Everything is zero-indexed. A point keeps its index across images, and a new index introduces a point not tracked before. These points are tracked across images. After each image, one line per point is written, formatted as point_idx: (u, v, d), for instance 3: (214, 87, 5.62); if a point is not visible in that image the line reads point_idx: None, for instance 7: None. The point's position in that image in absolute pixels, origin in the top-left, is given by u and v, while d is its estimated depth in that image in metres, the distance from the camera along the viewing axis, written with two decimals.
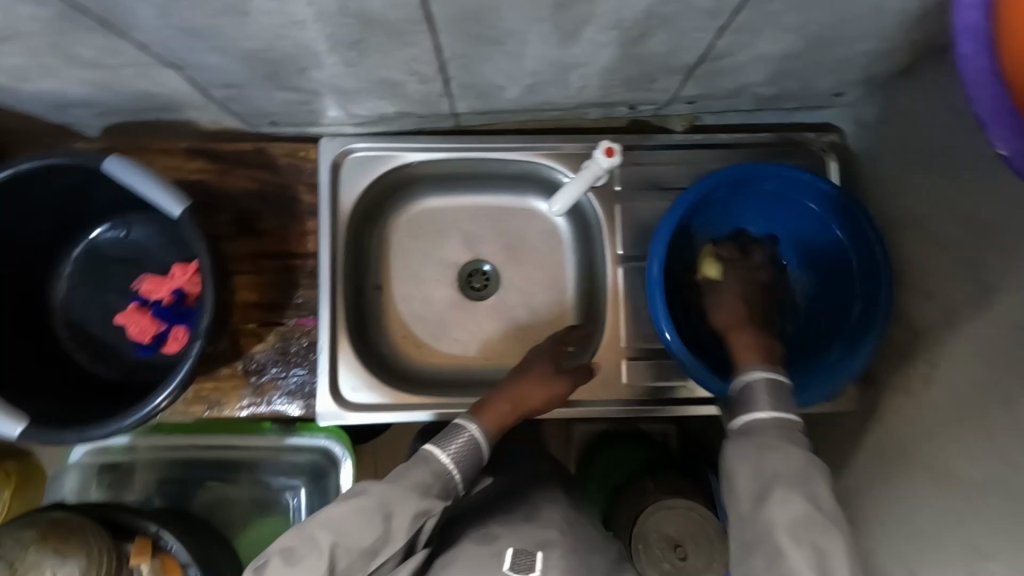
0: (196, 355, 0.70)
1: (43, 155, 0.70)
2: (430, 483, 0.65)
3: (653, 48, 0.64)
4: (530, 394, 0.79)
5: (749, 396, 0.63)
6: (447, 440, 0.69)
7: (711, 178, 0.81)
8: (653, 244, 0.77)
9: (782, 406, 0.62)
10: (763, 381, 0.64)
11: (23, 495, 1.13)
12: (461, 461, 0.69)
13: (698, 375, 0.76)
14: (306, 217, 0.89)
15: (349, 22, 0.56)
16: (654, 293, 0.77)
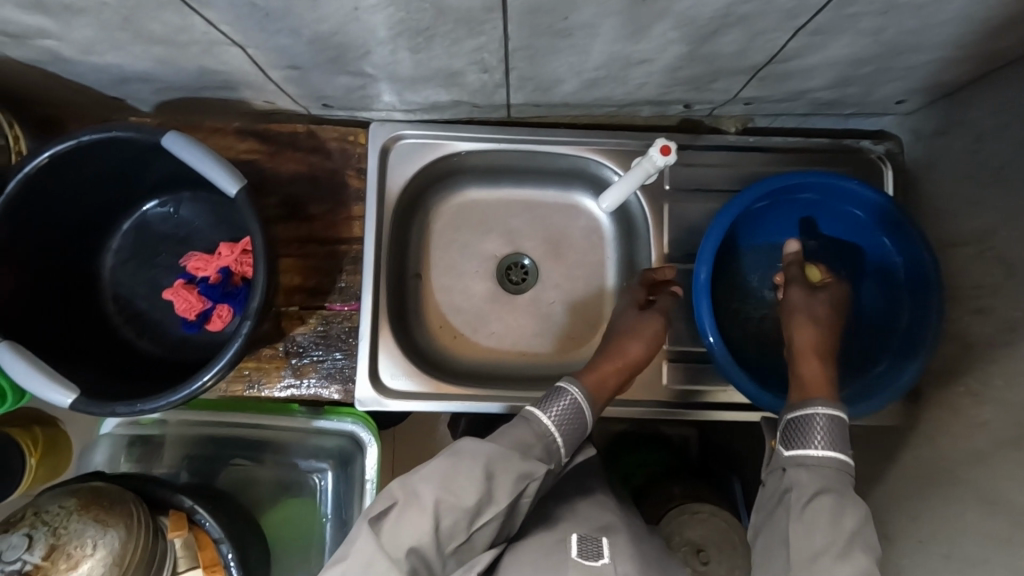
0: (245, 335, 0.70)
1: (104, 128, 0.70)
2: (533, 444, 0.66)
3: (724, 47, 0.63)
4: (626, 352, 0.81)
5: (807, 432, 0.65)
6: (549, 403, 0.71)
7: (748, 192, 0.75)
8: (702, 250, 0.75)
9: (839, 448, 0.63)
10: (823, 420, 0.64)
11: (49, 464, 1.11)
12: (562, 424, 0.70)
13: (736, 380, 0.74)
14: (352, 202, 0.89)
15: (423, 7, 0.55)
16: (700, 299, 0.75)
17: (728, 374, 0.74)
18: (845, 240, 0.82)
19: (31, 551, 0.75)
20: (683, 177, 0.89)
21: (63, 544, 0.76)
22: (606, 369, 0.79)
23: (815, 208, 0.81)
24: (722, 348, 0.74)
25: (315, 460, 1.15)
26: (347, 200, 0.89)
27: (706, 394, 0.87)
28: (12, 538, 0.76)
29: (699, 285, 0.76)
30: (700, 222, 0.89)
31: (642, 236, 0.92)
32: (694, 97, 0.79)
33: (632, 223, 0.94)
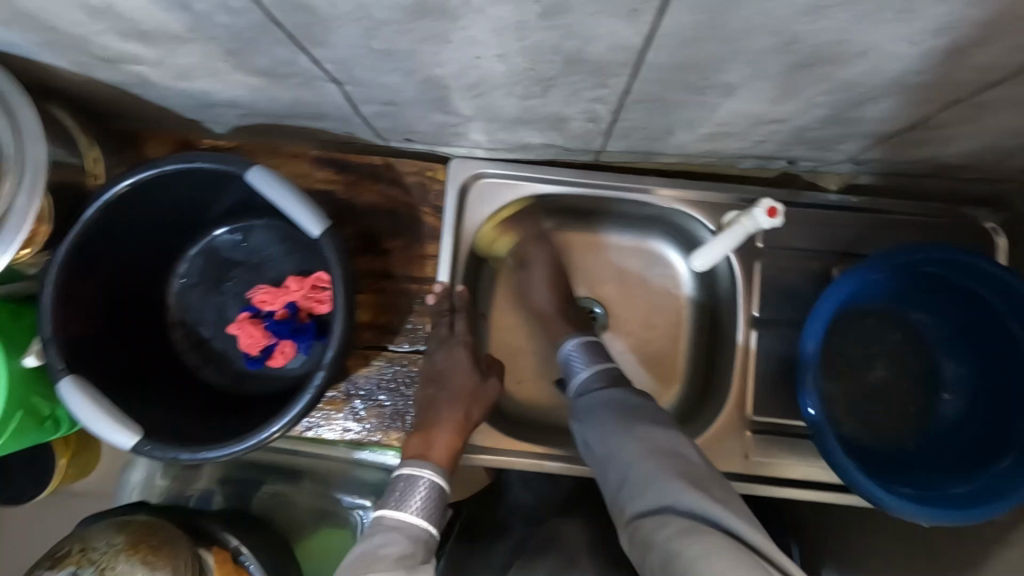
0: (319, 386, 0.66)
1: (189, 158, 0.67)
2: (411, 549, 0.59)
3: (867, 114, 0.57)
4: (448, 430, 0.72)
5: (568, 363, 0.74)
6: (405, 499, 0.63)
7: (864, 267, 0.69)
8: (811, 320, 0.69)
9: (597, 360, 0.73)
10: (579, 346, 0.75)
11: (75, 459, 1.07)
12: (427, 513, 0.63)
13: (841, 467, 0.67)
14: (427, 240, 0.85)
15: (554, 59, 0.51)
16: (804, 374, 0.69)
17: (833, 461, 0.68)
18: (959, 321, 0.76)
19: None
20: (781, 235, 0.83)
21: None
22: (443, 433, 0.70)
23: (933, 283, 0.75)
24: (827, 431, 0.68)
25: (357, 495, 1.09)
26: (420, 237, 0.85)
27: (797, 471, 0.80)
28: None
29: (807, 358, 0.69)
30: (794, 283, 0.82)
31: (727, 293, 0.85)
32: (805, 154, 0.73)
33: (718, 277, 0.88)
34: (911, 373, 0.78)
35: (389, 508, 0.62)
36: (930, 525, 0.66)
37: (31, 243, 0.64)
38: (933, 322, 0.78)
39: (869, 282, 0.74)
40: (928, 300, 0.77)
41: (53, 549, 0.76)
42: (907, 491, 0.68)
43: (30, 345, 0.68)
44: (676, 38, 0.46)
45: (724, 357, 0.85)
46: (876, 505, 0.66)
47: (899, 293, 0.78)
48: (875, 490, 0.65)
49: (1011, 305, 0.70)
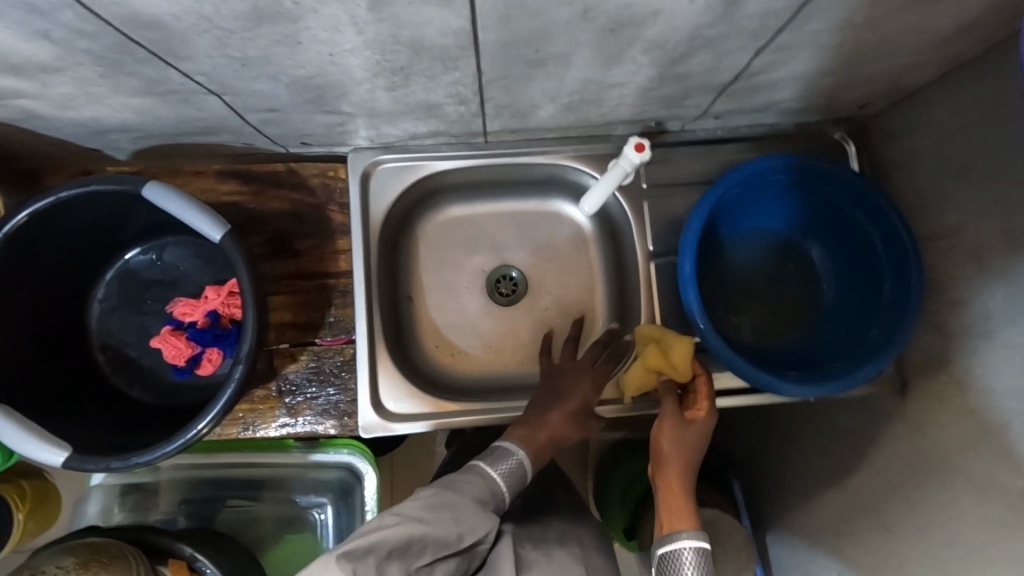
0: (239, 380, 0.70)
1: (84, 182, 0.70)
2: (476, 490, 0.69)
3: (693, 68, 0.65)
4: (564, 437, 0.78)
5: (674, 568, 0.64)
6: (497, 460, 0.73)
7: (723, 182, 0.78)
8: (684, 243, 0.77)
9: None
10: (691, 555, 0.64)
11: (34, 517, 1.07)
12: (508, 478, 0.72)
13: (726, 358, 0.74)
14: (338, 236, 0.89)
15: (399, 48, 0.56)
16: (687, 291, 0.76)
17: (720, 356, 0.75)
18: (821, 225, 0.86)
19: None
20: (663, 189, 0.90)
21: None
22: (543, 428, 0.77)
23: (792, 194, 0.84)
24: (713, 334, 0.75)
25: (311, 495, 1.13)
26: (332, 234, 0.89)
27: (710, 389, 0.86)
28: None
29: (687, 275, 0.77)
30: (681, 231, 0.90)
31: (628, 247, 0.92)
32: (666, 113, 0.81)
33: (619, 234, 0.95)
34: (790, 274, 0.86)
35: (481, 461, 0.73)
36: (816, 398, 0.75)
37: None
38: (800, 226, 0.87)
39: (737, 199, 0.83)
40: (795, 210, 0.86)
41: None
42: (795, 375, 0.77)
43: None
44: (496, 18, 0.52)
45: (631, 305, 0.92)
46: (771, 391, 0.75)
47: (767, 209, 0.86)
48: (763, 379, 0.73)
49: (856, 198, 0.79)
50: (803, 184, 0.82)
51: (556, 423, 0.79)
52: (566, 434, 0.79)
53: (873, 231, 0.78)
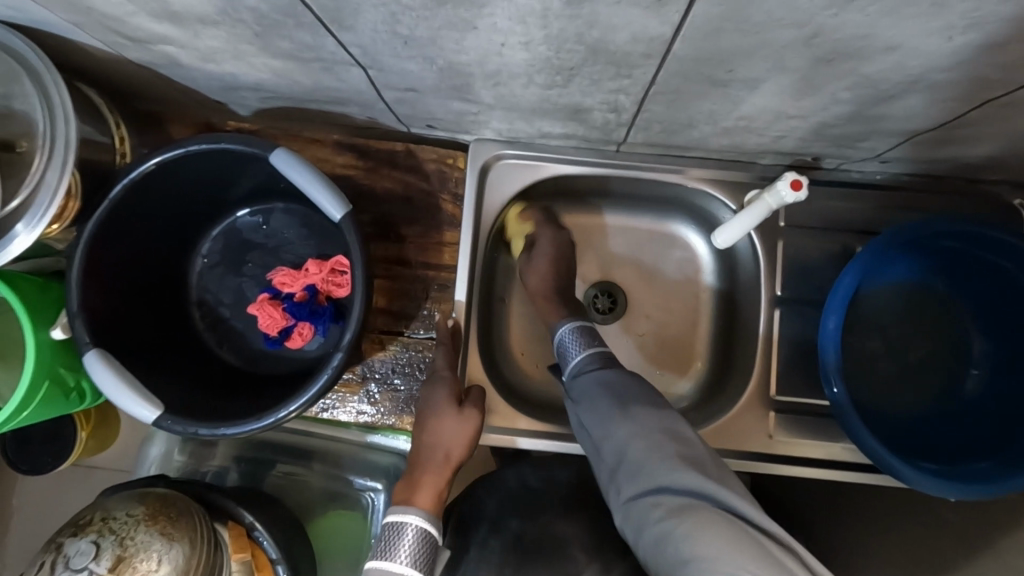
0: (335, 367, 0.67)
1: (214, 139, 0.68)
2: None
3: (895, 110, 0.57)
4: (450, 457, 0.72)
5: (563, 347, 0.72)
6: (393, 552, 0.63)
7: (884, 239, 0.69)
8: (831, 297, 0.70)
9: (589, 344, 0.70)
10: (570, 329, 0.72)
11: (96, 437, 1.10)
12: (417, 560, 0.63)
13: (855, 433, 0.67)
14: (445, 227, 0.85)
15: (577, 48, 0.50)
16: (826, 347, 0.70)
17: (850, 431, 0.68)
18: (984, 299, 0.75)
19: (98, 561, 0.72)
20: (801, 231, 0.82)
21: (129, 556, 0.73)
22: (425, 477, 0.70)
23: (964, 262, 0.74)
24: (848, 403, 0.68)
25: (365, 477, 1.09)
26: (439, 225, 0.85)
27: (820, 451, 0.80)
28: (80, 544, 0.73)
29: (827, 334, 0.69)
30: (815, 280, 0.81)
31: (749, 284, 0.85)
32: (830, 151, 0.73)
33: (738, 271, 0.87)
34: (942, 355, 0.76)
35: (377, 559, 0.63)
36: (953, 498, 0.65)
37: (59, 218, 0.66)
38: (967, 302, 0.76)
39: (890, 258, 0.74)
40: (955, 277, 0.76)
41: (75, 518, 0.78)
42: (931, 467, 0.68)
43: (58, 318, 0.70)
44: (704, 30, 0.45)
45: (744, 348, 0.85)
46: (900, 480, 0.66)
47: (926, 274, 0.77)
48: (895, 462, 0.65)
49: None
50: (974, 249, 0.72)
51: (433, 439, 0.73)
52: (447, 445, 0.72)
53: None
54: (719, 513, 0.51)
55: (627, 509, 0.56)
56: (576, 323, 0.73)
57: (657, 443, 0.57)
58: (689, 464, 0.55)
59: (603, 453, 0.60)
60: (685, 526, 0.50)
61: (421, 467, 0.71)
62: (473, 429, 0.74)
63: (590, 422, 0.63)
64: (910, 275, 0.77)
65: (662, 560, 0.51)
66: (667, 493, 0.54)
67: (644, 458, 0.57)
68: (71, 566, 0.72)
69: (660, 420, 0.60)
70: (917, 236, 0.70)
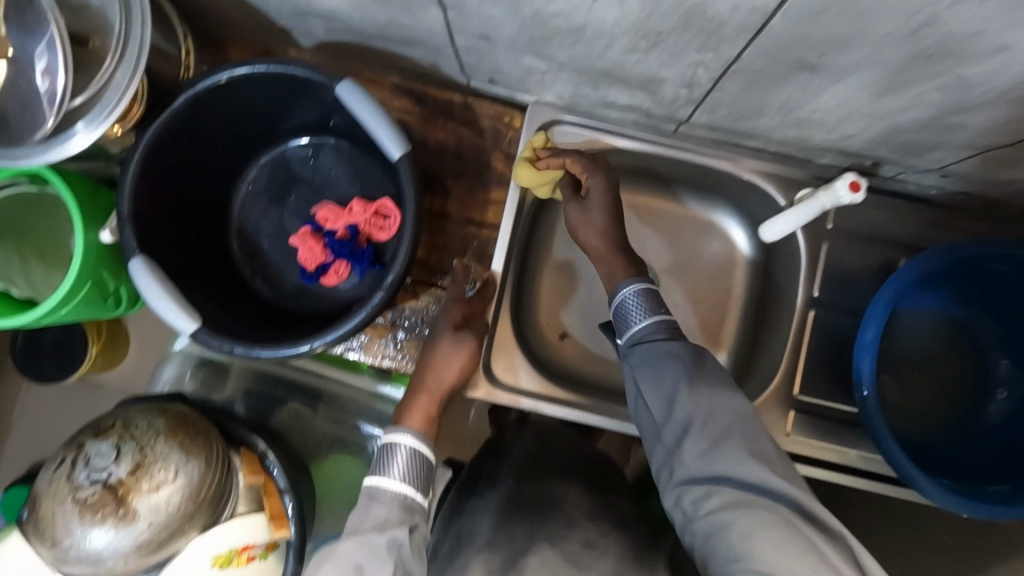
0: (374, 306, 0.67)
1: (281, 62, 0.67)
2: (390, 517, 0.60)
3: (979, 117, 0.56)
4: (443, 380, 0.72)
5: (626, 312, 0.66)
6: (387, 468, 0.63)
7: (938, 255, 0.69)
8: (872, 308, 0.69)
9: (658, 309, 0.64)
10: (635, 296, 0.65)
11: (106, 354, 1.12)
12: (408, 477, 0.63)
13: (880, 441, 0.68)
14: (493, 185, 0.85)
15: (672, 13, 0.50)
16: (861, 356, 0.70)
17: (877, 438, 0.68)
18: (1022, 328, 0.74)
19: (117, 464, 0.73)
20: (847, 236, 0.81)
21: (147, 463, 0.74)
22: (418, 398, 0.69)
23: (1010, 289, 0.73)
24: (877, 411, 0.68)
25: (374, 426, 1.08)
26: (486, 182, 0.85)
27: (834, 454, 0.80)
28: (101, 446, 0.74)
29: (864, 342, 0.70)
30: (853, 285, 0.81)
31: (786, 283, 0.85)
32: (893, 157, 0.72)
33: (775, 270, 0.87)
34: (969, 377, 0.76)
35: (372, 475, 0.63)
36: (967, 515, 0.66)
37: (121, 121, 0.67)
38: (1003, 328, 0.76)
39: (935, 276, 0.74)
40: (1000, 304, 0.75)
41: (96, 421, 0.79)
42: (948, 483, 0.69)
43: (105, 222, 0.70)
44: (807, 8, 0.45)
45: (772, 346, 0.85)
46: (916, 491, 0.67)
47: (966, 294, 0.77)
48: (913, 471, 0.66)
49: None
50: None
51: (430, 360, 0.73)
52: (440, 369, 0.72)
53: None
54: (788, 516, 0.49)
55: (680, 493, 0.54)
56: (644, 284, 0.66)
57: (726, 427, 0.54)
58: (757, 454, 0.53)
59: (663, 433, 0.57)
60: (747, 520, 0.49)
61: (413, 391, 0.70)
62: (466, 353, 0.74)
63: (649, 395, 0.59)
64: (950, 294, 0.77)
65: (715, 549, 0.50)
66: (728, 486, 0.52)
67: (710, 442, 0.54)
68: (91, 466, 0.73)
69: (729, 405, 0.56)
70: (971, 256, 0.69)
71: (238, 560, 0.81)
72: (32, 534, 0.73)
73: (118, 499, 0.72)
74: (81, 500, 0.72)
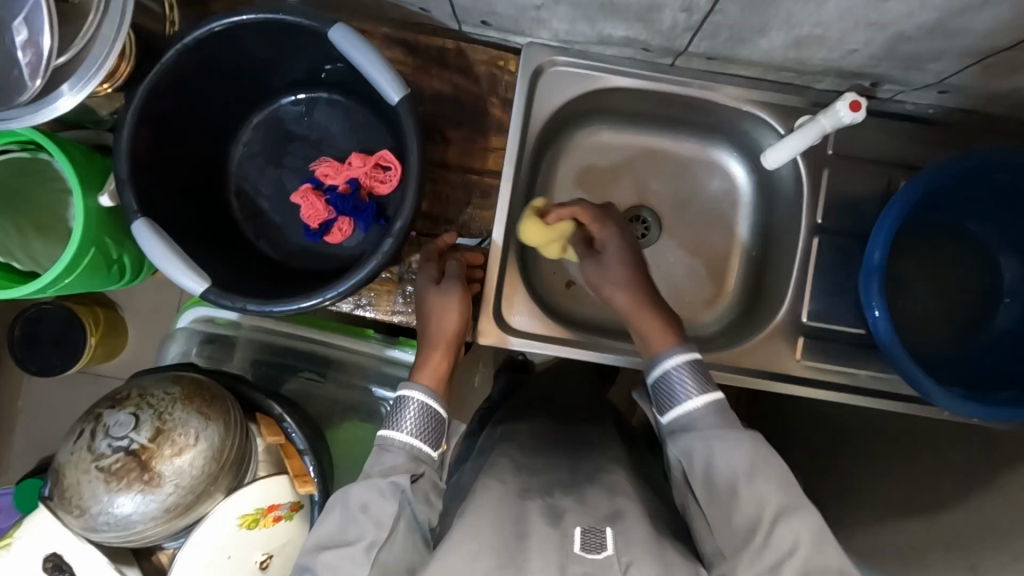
0: (385, 254, 0.67)
1: (271, 10, 0.65)
2: (397, 464, 0.62)
3: (983, 18, 0.56)
4: (444, 328, 0.73)
5: (670, 385, 0.63)
6: (398, 421, 0.65)
7: (942, 168, 0.69)
8: (878, 227, 0.70)
9: (705, 386, 0.62)
10: (681, 368, 0.63)
11: (105, 344, 1.10)
12: (417, 430, 0.65)
13: (895, 359, 0.70)
14: (492, 132, 0.84)
15: None
16: (869, 276, 0.70)
17: (890, 355, 0.70)
18: None
19: (138, 432, 0.73)
20: (847, 161, 0.82)
21: (168, 429, 0.74)
22: (428, 357, 0.71)
23: (1013, 197, 0.74)
24: (888, 330, 0.70)
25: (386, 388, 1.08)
26: (485, 129, 0.83)
27: (843, 377, 0.81)
28: (119, 415, 0.74)
29: (872, 263, 0.70)
30: (856, 209, 0.82)
31: (790, 212, 0.85)
32: (894, 73, 0.72)
33: (777, 202, 0.88)
34: (977, 287, 0.78)
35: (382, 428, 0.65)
36: (979, 420, 0.68)
37: (110, 78, 0.66)
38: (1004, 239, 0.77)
39: (938, 189, 0.74)
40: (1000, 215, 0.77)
41: (111, 393, 0.78)
42: (959, 391, 0.71)
43: (103, 187, 0.69)
44: None
45: (778, 277, 0.86)
46: (928, 400, 0.69)
47: (968, 208, 0.78)
48: (927, 384, 0.68)
49: None
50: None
51: (425, 316, 0.75)
52: (437, 323, 0.73)
53: None
54: None
55: None
56: (689, 356, 0.64)
57: (792, 540, 0.51)
58: (820, 567, 0.50)
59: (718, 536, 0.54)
60: None
61: (422, 352, 0.72)
62: (458, 298, 0.74)
63: (699, 483, 0.57)
64: (949, 209, 0.78)
65: None
66: None
67: (771, 559, 0.50)
68: (111, 435, 0.73)
69: (794, 517, 0.52)
70: (968, 171, 0.70)
71: (265, 520, 0.82)
72: (59, 506, 0.73)
73: (142, 464, 0.72)
74: (104, 468, 0.72)
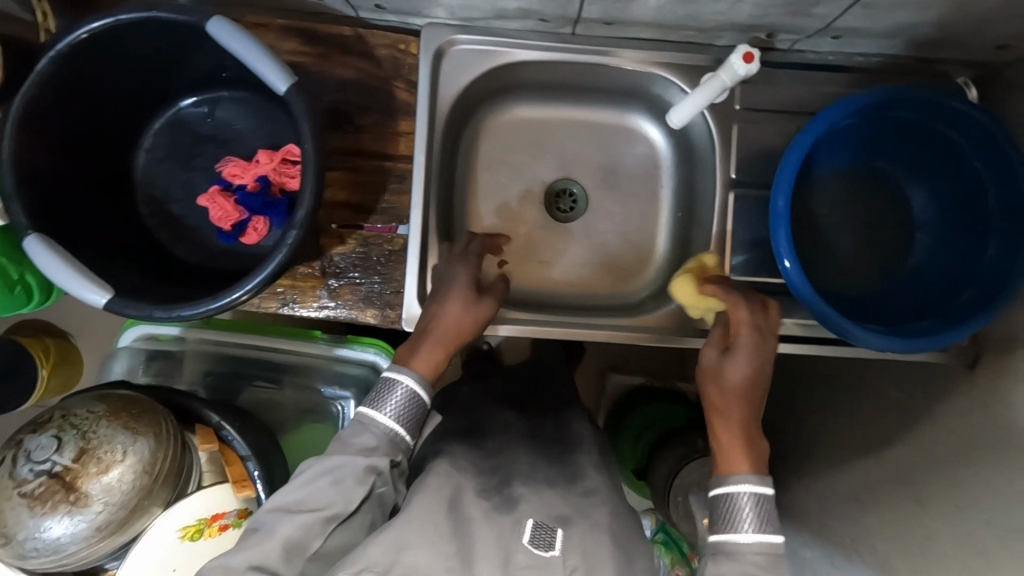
0: (290, 246, 0.65)
1: (145, 7, 0.64)
2: (376, 446, 0.61)
3: None
4: (461, 329, 0.70)
5: (732, 512, 0.57)
6: (383, 401, 0.63)
7: (838, 109, 0.69)
8: (780, 175, 0.71)
9: (766, 527, 0.56)
10: (750, 499, 0.57)
11: (59, 374, 1.07)
12: (400, 416, 0.63)
13: (813, 306, 0.70)
14: (401, 115, 0.83)
15: None
16: (776, 225, 0.71)
17: (805, 301, 0.70)
18: (932, 171, 0.77)
19: (61, 453, 0.71)
20: (755, 114, 0.82)
21: (93, 448, 0.72)
22: (429, 342, 0.67)
23: (912, 132, 0.75)
24: (800, 277, 0.70)
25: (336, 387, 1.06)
26: (394, 113, 0.83)
27: None
28: (40, 439, 0.72)
29: (777, 212, 0.71)
30: (768, 161, 0.83)
31: (708, 170, 0.86)
32: (784, 20, 0.73)
33: (695, 161, 0.88)
34: (891, 225, 0.79)
35: (365, 405, 0.63)
36: (899, 353, 0.69)
37: None
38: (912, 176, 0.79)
39: (840, 131, 0.75)
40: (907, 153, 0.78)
41: (35, 417, 0.76)
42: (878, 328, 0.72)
43: None
44: None
45: (702, 235, 0.86)
46: (848, 340, 0.70)
47: (876, 149, 0.79)
48: (845, 325, 0.69)
49: (982, 141, 0.70)
50: (924, 117, 0.73)
51: (438, 314, 0.71)
52: (442, 317, 0.70)
53: (993, 183, 0.71)
54: None
55: None
56: (761, 495, 0.57)
57: None
58: None
59: None
60: None
61: (427, 334, 0.68)
62: (476, 317, 0.72)
63: None
64: (856, 151, 0.79)
65: None
66: None
67: None
68: (33, 459, 0.71)
69: None
70: (866, 109, 0.71)
71: (210, 531, 0.81)
72: None
73: (67, 485, 0.71)
74: (27, 493, 0.70)
